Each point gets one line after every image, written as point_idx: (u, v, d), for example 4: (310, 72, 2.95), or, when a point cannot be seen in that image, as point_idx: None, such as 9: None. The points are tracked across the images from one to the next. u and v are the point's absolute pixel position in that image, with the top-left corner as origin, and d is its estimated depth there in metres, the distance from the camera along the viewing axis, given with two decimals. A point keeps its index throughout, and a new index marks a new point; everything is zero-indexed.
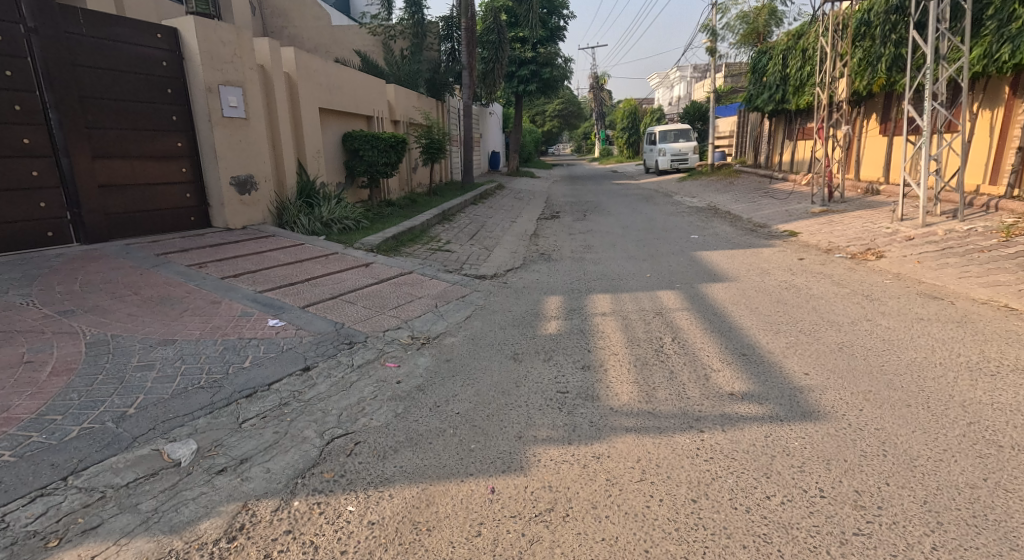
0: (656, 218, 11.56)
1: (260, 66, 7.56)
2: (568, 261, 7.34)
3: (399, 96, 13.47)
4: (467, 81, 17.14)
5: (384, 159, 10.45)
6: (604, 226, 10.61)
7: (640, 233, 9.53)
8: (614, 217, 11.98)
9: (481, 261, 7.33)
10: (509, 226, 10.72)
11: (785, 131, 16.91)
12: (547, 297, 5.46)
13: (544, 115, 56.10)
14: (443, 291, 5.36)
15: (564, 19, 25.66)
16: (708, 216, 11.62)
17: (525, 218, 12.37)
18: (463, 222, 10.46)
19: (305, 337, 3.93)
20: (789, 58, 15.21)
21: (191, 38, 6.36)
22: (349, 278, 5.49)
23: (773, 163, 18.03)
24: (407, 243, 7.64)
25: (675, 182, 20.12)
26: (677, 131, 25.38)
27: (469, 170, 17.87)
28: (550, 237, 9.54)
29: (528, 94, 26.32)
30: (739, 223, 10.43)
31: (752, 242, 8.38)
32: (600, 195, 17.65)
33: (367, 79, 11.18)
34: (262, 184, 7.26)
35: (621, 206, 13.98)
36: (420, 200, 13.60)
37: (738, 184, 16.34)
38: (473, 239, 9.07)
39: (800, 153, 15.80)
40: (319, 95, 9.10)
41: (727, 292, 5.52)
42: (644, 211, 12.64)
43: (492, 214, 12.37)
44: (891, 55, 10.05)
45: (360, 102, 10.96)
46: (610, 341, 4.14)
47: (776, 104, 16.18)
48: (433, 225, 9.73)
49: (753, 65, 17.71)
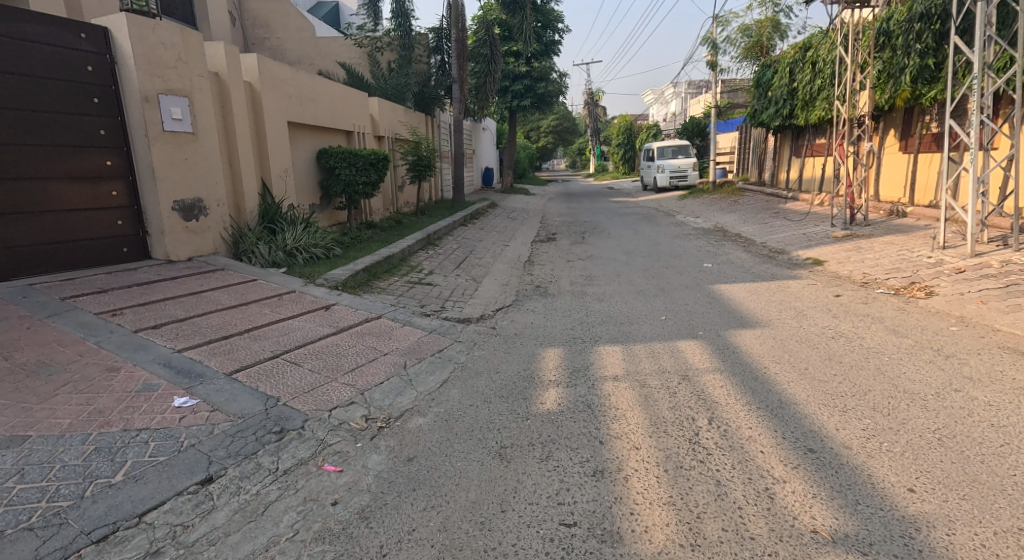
0: (661, 242, 10.65)
1: (213, 74, 6.62)
2: (567, 297, 6.38)
3: (384, 109, 12.62)
4: (457, 95, 16.33)
5: (363, 178, 9.52)
6: (606, 251, 9.68)
7: (646, 261, 8.60)
8: (616, 240, 11.06)
9: (468, 297, 6.36)
10: (501, 251, 9.78)
11: (792, 147, 16.15)
12: (543, 350, 4.49)
13: (539, 132, 55.60)
14: (416, 345, 4.38)
15: (559, 33, 25.03)
16: (717, 240, 10.71)
17: (519, 240, 11.46)
18: (451, 247, 9.50)
19: (218, 424, 2.92)
20: (796, 72, 14.49)
21: (124, 38, 5.41)
22: (300, 327, 4.49)
23: (779, 180, 17.24)
24: (382, 276, 6.65)
25: (677, 200, 19.29)
26: (676, 147, 24.67)
27: (460, 189, 16.98)
28: (547, 265, 8.60)
29: (522, 109, 25.58)
30: (753, 248, 9.54)
31: (773, 272, 7.48)
32: (599, 214, 16.78)
33: (345, 91, 10.29)
34: (212, 209, 6.29)
35: (621, 228, 13.09)
36: (405, 222, 12.68)
37: (744, 203, 15.50)
38: (461, 268, 8.11)
39: (810, 171, 15.00)
40: (287, 108, 8.16)
41: (761, 342, 4.58)
42: (647, 234, 11.73)
43: (483, 236, 11.44)
44: (915, 66, 9.19)
45: (338, 116, 10.08)
46: (627, 423, 3.17)
47: (783, 119, 15.40)
48: (417, 251, 8.76)
49: (757, 79, 17.01)
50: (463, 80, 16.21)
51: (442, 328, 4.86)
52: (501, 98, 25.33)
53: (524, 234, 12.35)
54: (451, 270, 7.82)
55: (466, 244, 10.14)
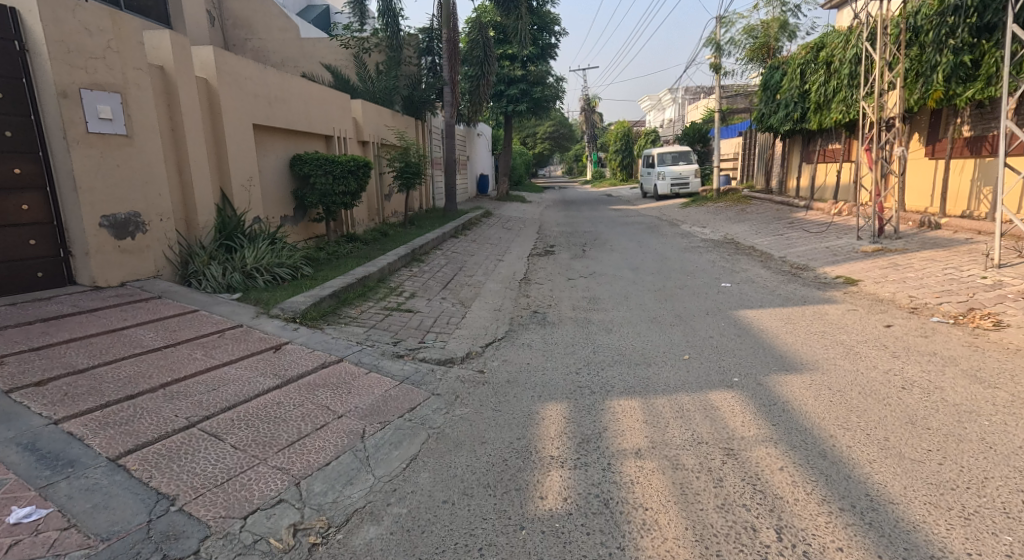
0: (670, 256, 9.77)
1: (158, 67, 5.71)
2: (570, 327, 5.49)
3: (368, 112, 11.77)
4: (448, 98, 15.51)
5: (341, 187, 8.63)
6: (610, 267, 8.80)
7: (656, 279, 7.71)
8: (620, 254, 10.19)
9: (454, 327, 5.46)
10: (494, 268, 8.87)
11: (803, 153, 15.39)
12: (542, 406, 3.58)
13: (535, 138, 54.89)
14: (382, 402, 3.46)
15: (555, 36, 24.31)
16: (730, 254, 9.84)
17: (515, 254, 10.59)
18: (438, 263, 8.60)
19: (64, 556, 2.00)
20: (808, 73, 13.78)
21: (34, 21, 4.50)
22: (235, 376, 3.56)
23: (788, 188, 16.47)
24: (354, 302, 5.73)
25: (680, 209, 18.49)
26: (678, 153, 23.90)
27: (452, 197, 16.10)
28: (546, 284, 7.70)
29: (518, 114, 24.80)
30: (771, 264, 8.70)
31: (802, 293, 6.61)
32: (599, 224, 15.94)
33: (322, 91, 9.43)
34: (152, 224, 5.37)
35: (624, 239, 12.24)
36: (392, 234, 11.80)
37: (753, 212, 14.71)
38: (448, 289, 7.19)
39: (824, 178, 14.19)
40: (252, 108, 7.26)
41: (815, 393, 3.67)
42: (654, 247, 10.86)
43: (476, 249, 10.55)
44: (948, 64, 8.36)
45: (315, 120, 9.21)
46: (661, 540, 2.25)
47: (794, 124, 14.60)
48: (399, 268, 7.85)
49: (764, 82, 16.28)
50: (455, 82, 15.37)
51: (417, 376, 3.94)
52: (496, 102, 24.50)
53: (519, 247, 11.46)
54: (437, 292, 6.91)
55: (456, 259, 9.22)
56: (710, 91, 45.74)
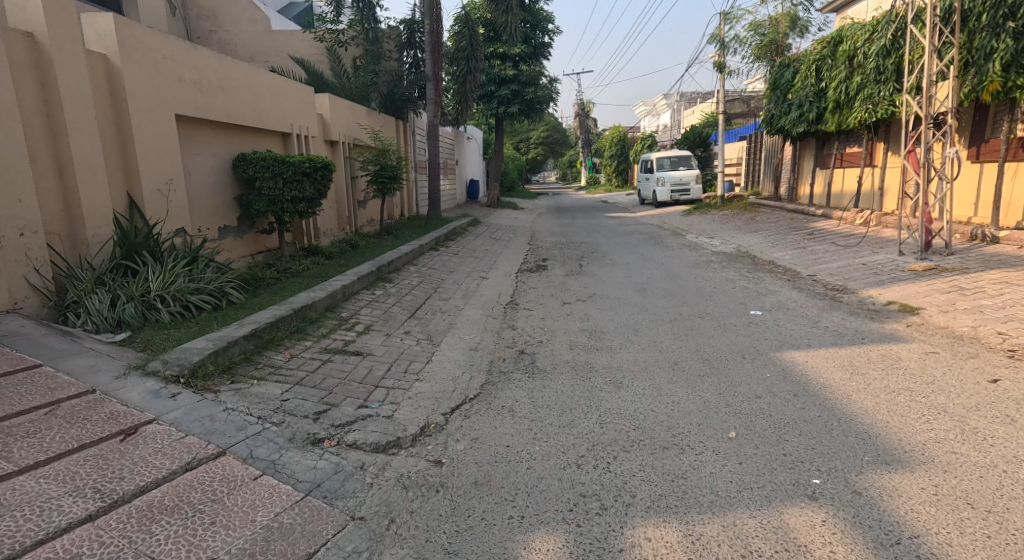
0: (681, 273, 8.50)
1: (26, 35, 4.37)
2: (566, 378, 4.16)
3: (335, 109, 10.52)
4: (431, 95, 14.20)
5: (295, 191, 7.29)
6: (613, 288, 7.48)
7: (670, 305, 6.40)
8: (622, 270, 8.90)
9: (414, 380, 4.12)
10: (476, 289, 7.54)
11: (816, 157, 14.25)
12: (525, 544, 2.25)
13: (528, 143, 53.73)
14: (264, 546, 2.12)
15: (548, 35, 23.16)
16: (750, 271, 8.57)
17: (502, 270, 9.27)
18: (410, 284, 7.27)
19: None
20: (824, 70, 12.64)
21: None
22: (25, 498, 2.19)
23: (800, 195, 15.34)
24: (284, 344, 4.38)
25: (682, 217, 17.31)
26: (678, 158, 22.73)
27: (436, 204, 14.78)
28: (536, 311, 6.37)
29: (510, 116, 23.56)
30: (801, 284, 7.44)
31: (855, 325, 5.33)
32: (596, 233, 14.68)
33: (276, 82, 8.18)
34: (5, 240, 4.00)
35: (625, 252, 10.96)
36: (364, 246, 10.49)
37: (764, 221, 13.54)
38: (416, 319, 5.84)
39: (843, 185, 13.06)
40: (175, 96, 5.92)
41: (955, 520, 2.33)
42: (661, 263, 9.58)
43: (456, 265, 9.21)
44: (1008, 50, 7.14)
45: (266, 114, 7.93)
46: None
47: (809, 125, 13.41)
48: (359, 291, 6.50)
49: (772, 81, 15.13)
50: (438, 78, 14.07)
51: (334, 482, 2.58)
52: (486, 104, 23.28)
53: (508, 262, 10.13)
54: (401, 324, 5.56)
55: (431, 277, 7.88)
56: (707, 96, 44.76)
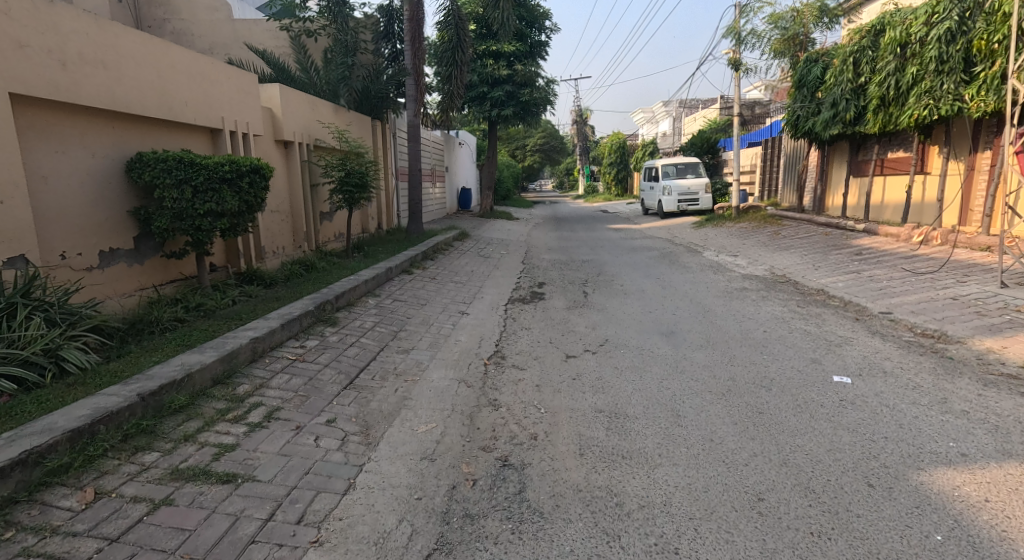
0: (712, 307, 6.77)
1: None
2: (579, 539, 2.39)
3: (289, 101, 8.81)
4: (412, 91, 12.46)
5: (209, 201, 5.53)
6: (629, 333, 5.74)
7: (713, 365, 4.65)
8: (635, 302, 7.17)
9: (315, 546, 2.33)
10: (451, 333, 5.77)
11: (849, 164, 12.63)
12: None
13: (524, 150, 52.16)
14: None
15: (545, 33, 21.61)
16: (799, 303, 6.84)
17: (487, 301, 7.53)
18: (362, 328, 5.47)
19: None
20: (863, 62, 10.96)
21: None
22: None
23: (828, 207, 13.78)
24: (96, 471, 2.57)
25: (694, 232, 15.71)
26: (685, 164, 21.11)
27: (418, 216, 13.05)
28: (528, 373, 4.59)
29: (503, 119, 21.92)
30: (874, 325, 5.71)
31: (1004, 406, 3.57)
32: (600, 249, 12.99)
33: (196, 61, 6.41)
34: None
35: (636, 276, 9.24)
36: (323, 269, 8.71)
37: (793, 237, 11.91)
38: (354, 390, 4.06)
39: (884, 195, 11.46)
40: (11, 66, 4.14)
41: None
42: (683, 291, 7.85)
43: (430, 294, 7.44)
44: None
45: (182, 102, 6.16)
46: None
47: (845, 127, 11.69)
48: (284, 343, 4.68)
49: (798, 79, 13.48)
50: (419, 72, 12.37)
51: None
52: (478, 106, 21.62)
53: (496, 288, 8.37)
54: (328, 402, 3.76)
55: (393, 315, 6.12)
56: (710, 102, 43.34)
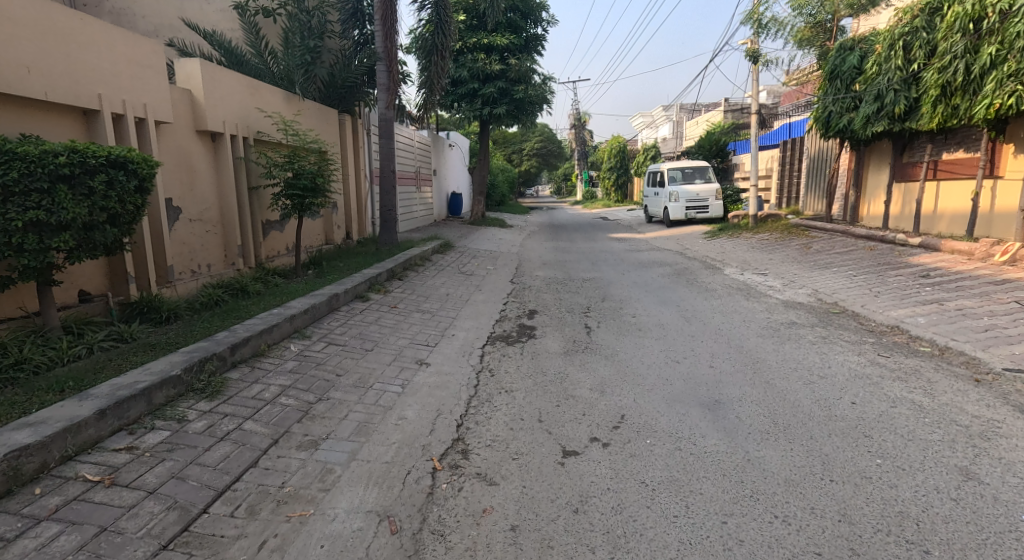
0: (758, 355, 5.01)
1: None
2: None
3: (214, 82, 7.03)
4: (384, 77, 10.69)
5: (33, 207, 3.73)
6: (651, 405, 3.97)
7: (801, 482, 2.88)
8: (653, 347, 5.42)
9: None
10: (396, 402, 3.99)
11: (893, 167, 10.94)
12: None
13: (521, 154, 50.61)
14: None
15: (542, 25, 20.03)
16: (877, 349, 5.10)
17: (459, 341, 5.75)
18: (259, 399, 3.68)
19: None
20: (917, 46, 9.28)
21: None
22: None
23: (863, 216, 12.11)
24: None
25: (707, 244, 14.03)
26: (693, 169, 19.56)
27: (391, 225, 11.31)
28: (500, 500, 2.79)
29: (496, 118, 20.26)
30: (1010, 391, 3.96)
31: None
32: (604, 264, 11.28)
33: (42, 13, 4.68)
34: None
35: (650, 302, 7.53)
36: (258, 293, 6.92)
37: (828, 253, 10.22)
38: (179, 552, 2.25)
39: (938, 203, 9.76)
40: None
41: None
42: (712, 327, 6.10)
43: (383, 332, 5.66)
44: None
45: (14, 64, 4.41)
46: None
47: (892, 123, 9.99)
48: (103, 440, 2.89)
49: (830, 70, 11.81)
50: (392, 56, 10.63)
51: None
52: (468, 104, 19.95)
53: (472, 321, 6.60)
54: None
55: (318, 370, 4.34)
56: (712, 106, 41.86)
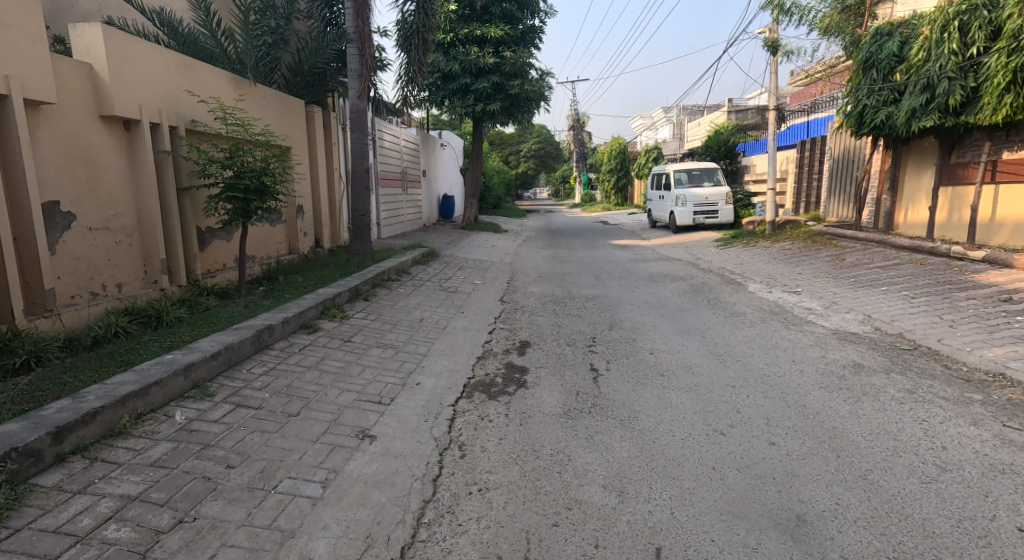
0: (834, 425, 3.61)
1: None
2: None
3: (125, 55, 5.63)
4: (356, 62, 9.34)
5: None
6: (701, 529, 2.57)
7: None
8: (683, 407, 4.03)
9: None
10: (305, 521, 2.57)
11: (939, 168, 9.60)
12: None
13: (518, 156, 49.30)
14: None
15: (540, 16, 18.72)
16: (997, 414, 3.70)
17: (424, 394, 4.32)
18: (68, 533, 2.26)
19: None
20: (980, 27, 7.94)
21: None
22: None
23: (900, 223, 10.79)
24: None
25: (721, 254, 12.66)
26: (701, 171, 18.22)
27: (365, 232, 9.90)
28: None
29: (490, 115, 18.92)
30: None
31: None
32: (608, 277, 9.90)
33: None
34: None
35: (670, 332, 6.14)
36: (177, 321, 5.50)
37: (866, 267, 8.87)
38: None
39: (997, 211, 8.44)
40: None
41: None
42: (756, 372, 4.70)
43: (323, 382, 4.24)
44: None
45: None
46: None
47: (943, 117, 8.64)
48: None
49: (863, 59, 10.43)
50: (365, 38, 9.26)
51: None
52: (460, 100, 18.61)
53: (447, 360, 5.19)
54: None
55: (199, 459, 2.92)
56: (715, 107, 40.61)
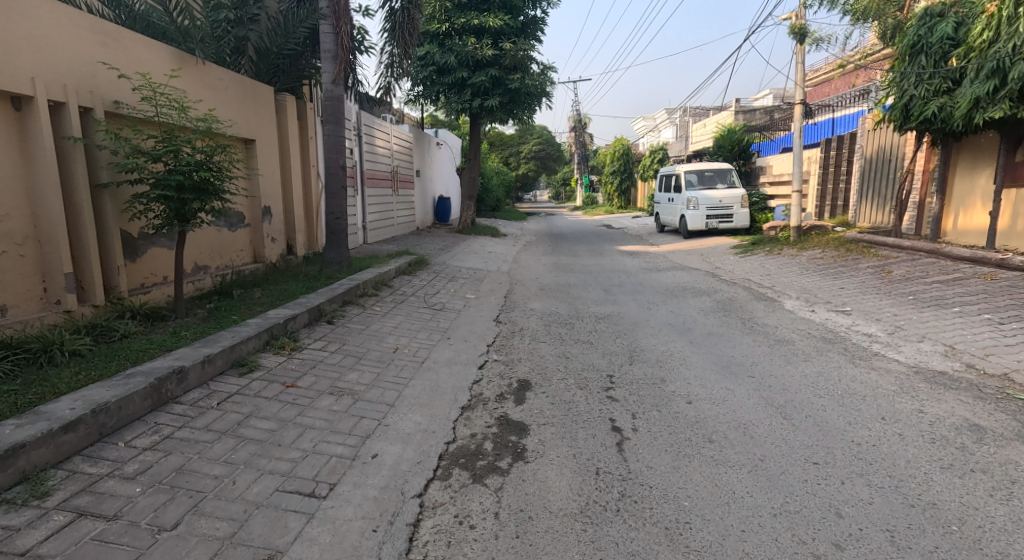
0: (1004, 551, 2.34)
1: None
2: None
3: (10, 11, 4.38)
4: (330, 41, 8.09)
5: None
6: None
7: None
8: (754, 504, 2.77)
9: None
10: None
11: (1005, 169, 8.38)
12: None
13: (518, 157, 48.15)
14: None
15: (542, 7, 17.50)
16: None
17: (380, 475, 3.05)
18: None
19: None
20: None
21: None
22: None
23: (952, 233, 9.55)
24: None
25: (742, 264, 11.41)
26: (714, 172, 16.98)
27: (341, 239, 8.63)
28: None
29: (488, 111, 17.68)
30: None
31: None
32: (619, 291, 8.65)
33: None
34: None
35: (706, 370, 4.87)
36: (70, 355, 4.24)
37: (922, 283, 7.62)
38: None
39: None
40: None
41: None
42: (839, 436, 3.44)
43: (234, 461, 2.96)
44: None
45: None
46: None
47: (1014, 105, 7.43)
48: None
49: (910, 44, 9.21)
50: (340, 13, 8.01)
51: None
52: (456, 95, 17.35)
53: (419, 413, 3.92)
54: None
55: None
56: (721, 108, 39.47)
